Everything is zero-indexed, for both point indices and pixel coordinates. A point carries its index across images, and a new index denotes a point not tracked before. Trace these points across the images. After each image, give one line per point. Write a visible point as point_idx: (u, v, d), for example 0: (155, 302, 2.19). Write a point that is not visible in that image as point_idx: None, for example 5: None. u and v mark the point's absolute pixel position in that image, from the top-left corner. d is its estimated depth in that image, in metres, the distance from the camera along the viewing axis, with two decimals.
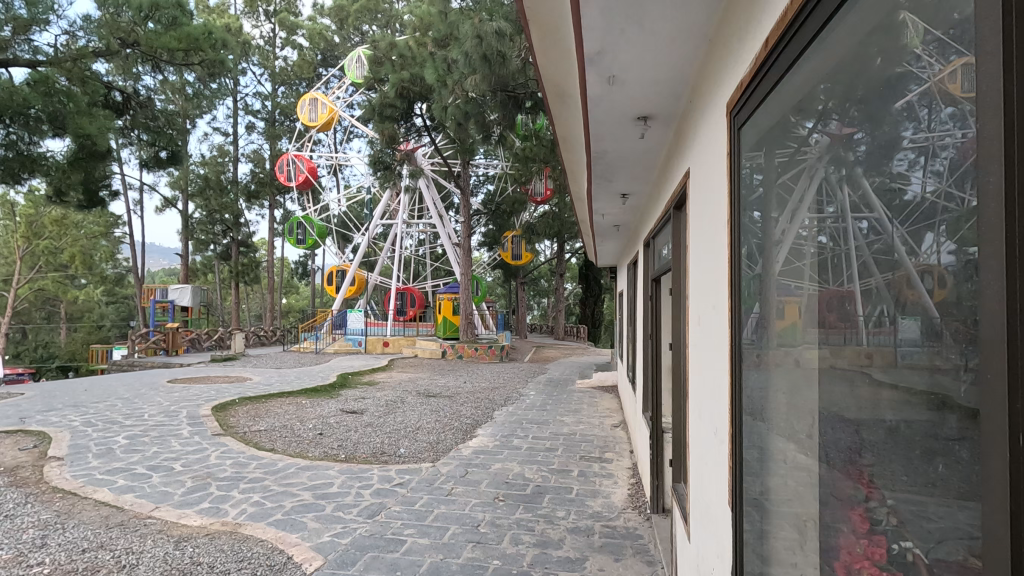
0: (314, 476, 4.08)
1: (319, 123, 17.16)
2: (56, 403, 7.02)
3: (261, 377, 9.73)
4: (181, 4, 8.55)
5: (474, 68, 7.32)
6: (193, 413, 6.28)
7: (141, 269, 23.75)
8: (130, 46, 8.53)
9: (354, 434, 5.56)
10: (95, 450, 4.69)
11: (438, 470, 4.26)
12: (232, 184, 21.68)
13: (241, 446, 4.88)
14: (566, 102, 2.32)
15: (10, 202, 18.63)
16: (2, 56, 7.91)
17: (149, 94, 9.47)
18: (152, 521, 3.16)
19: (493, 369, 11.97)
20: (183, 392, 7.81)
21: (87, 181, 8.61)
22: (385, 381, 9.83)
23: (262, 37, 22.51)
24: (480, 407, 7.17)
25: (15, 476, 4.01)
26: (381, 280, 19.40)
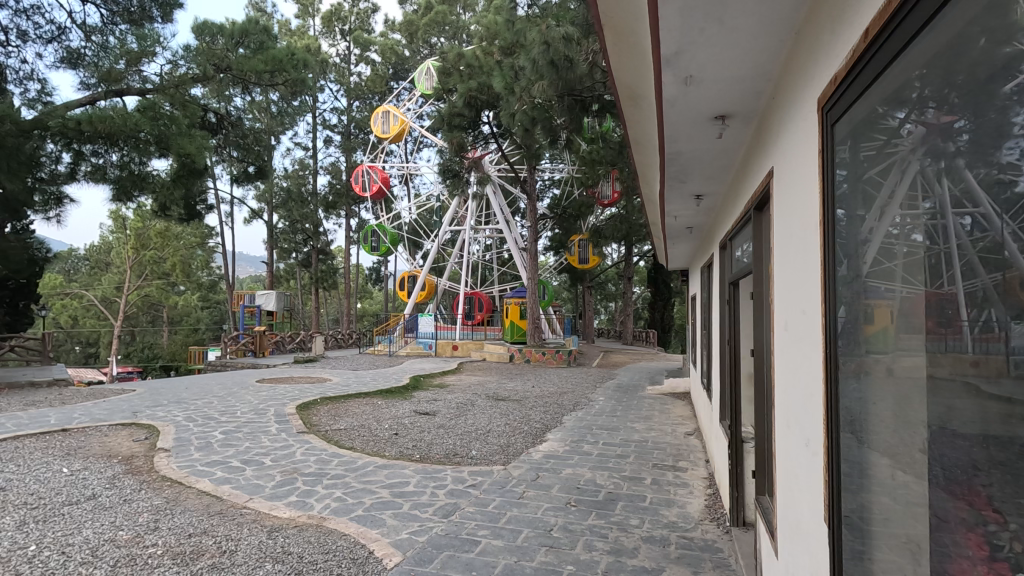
0: (391, 474, 4.23)
1: (391, 134, 17.93)
2: (162, 399, 7.69)
3: (339, 379, 10.20)
4: (268, 30, 9.42)
5: (542, 74, 7.31)
6: (280, 412, 6.67)
7: (231, 276, 25.65)
8: (223, 71, 9.18)
9: (428, 435, 5.73)
10: (197, 443, 5.11)
11: (510, 472, 4.31)
12: (312, 196, 22.97)
13: (324, 444, 5.15)
14: (639, 106, 2.29)
15: (122, 217, 20.63)
16: (117, 87, 8.80)
17: (239, 114, 10.23)
18: (246, 511, 3.40)
19: (561, 374, 11.91)
20: (270, 392, 8.33)
21: (187, 197, 9.43)
22: (455, 384, 10.01)
23: (338, 55, 23.63)
24: (550, 412, 7.15)
25: (131, 465, 4.44)
26: (450, 284, 19.89)
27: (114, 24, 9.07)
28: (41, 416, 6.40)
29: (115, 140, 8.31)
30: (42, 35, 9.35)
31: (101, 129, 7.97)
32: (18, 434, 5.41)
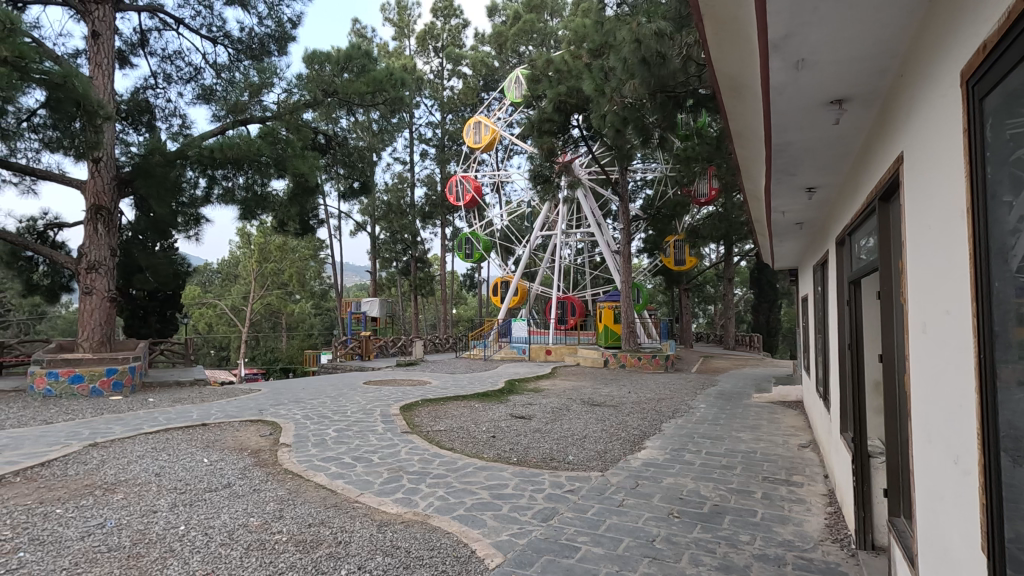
0: (490, 476, 4.32)
1: (483, 144, 18.40)
2: (283, 398, 8.41)
3: (439, 382, 10.59)
4: (369, 54, 10.01)
5: (633, 73, 7.15)
6: (385, 412, 7.06)
7: (340, 285, 27.56)
8: (330, 95, 9.92)
9: (524, 438, 5.77)
10: (313, 439, 5.53)
11: (608, 479, 4.23)
12: (410, 208, 24.12)
13: (426, 444, 5.36)
14: (743, 98, 2.17)
15: (248, 233, 22.91)
16: (243, 116, 9.79)
17: (345, 134, 11.02)
18: (358, 505, 3.62)
19: (658, 379, 11.52)
20: (376, 394, 8.83)
21: (301, 213, 10.33)
22: (550, 388, 10.02)
23: (432, 71, 24.67)
24: (648, 419, 6.93)
25: (259, 457, 4.91)
26: (542, 289, 19.99)
27: (240, 60, 10.38)
28: (185, 411, 7.24)
29: (242, 164, 9.25)
30: (182, 76, 10.67)
31: (230, 155, 8.88)
32: (168, 426, 6.16)
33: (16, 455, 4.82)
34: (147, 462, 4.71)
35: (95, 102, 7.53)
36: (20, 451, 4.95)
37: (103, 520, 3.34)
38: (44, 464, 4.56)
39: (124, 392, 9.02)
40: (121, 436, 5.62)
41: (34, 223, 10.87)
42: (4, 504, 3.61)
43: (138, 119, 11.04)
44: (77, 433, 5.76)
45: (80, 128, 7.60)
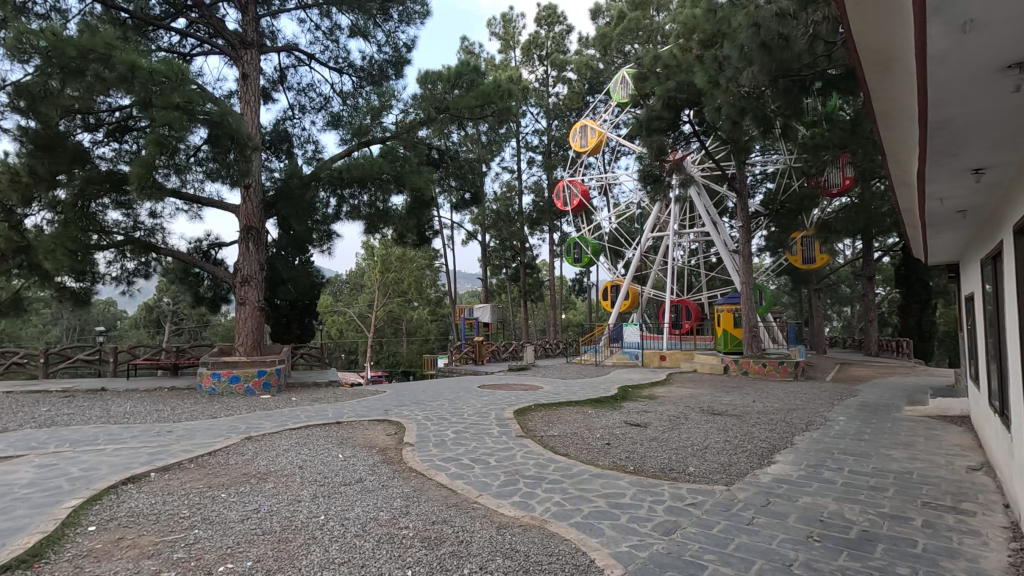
0: (607, 484, 4.23)
1: (589, 147, 18.33)
2: (405, 400, 8.92)
3: (550, 386, 10.64)
4: (478, 69, 10.35)
5: (751, 59, 6.67)
6: (499, 416, 7.20)
7: (454, 292, 28.80)
8: (443, 112, 10.42)
9: (640, 447, 5.59)
10: (435, 440, 5.80)
11: (735, 495, 3.95)
12: (519, 215, 24.53)
13: (541, 449, 5.40)
14: (891, 71, 1.92)
15: (371, 246, 24.76)
16: (366, 138, 10.59)
17: (456, 148, 11.50)
18: (477, 506, 3.72)
19: (787, 388, 10.60)
20: (491, 397, 9.06)
21: (418, 225, 10.95)
22: (665, 395, 9.64)
23: (537, 80, 25.02)
24: (778, 431, 6.38)
25: (387, 455, 5.25)
26: (654, 292, 19.38)
27: (362, 87, 11.25)
28: (322, 410, 7.95)
29: (366, 182, 10.04)
30: (314, 106, 11.81)
31: (357, 174, 9.68)
32: (308, 423, 6.79)
33: (190, 445, 5.58)
34: (292, 455, 5.22)
35: (245, 136, 8.58)
36: (192, 441, 5.73)
37: (258, 506, 3.74)
38: (211, 453, 5.24)
39: (272, 391, 10.11)
40: (271, 431, 6.31)
41: (200, 244, 12.61)
42: (182, 486, 4.20)
43: (279, 148, 12.38)
44: (236, 428, 6.55)
45: (234, 159, 8.69)
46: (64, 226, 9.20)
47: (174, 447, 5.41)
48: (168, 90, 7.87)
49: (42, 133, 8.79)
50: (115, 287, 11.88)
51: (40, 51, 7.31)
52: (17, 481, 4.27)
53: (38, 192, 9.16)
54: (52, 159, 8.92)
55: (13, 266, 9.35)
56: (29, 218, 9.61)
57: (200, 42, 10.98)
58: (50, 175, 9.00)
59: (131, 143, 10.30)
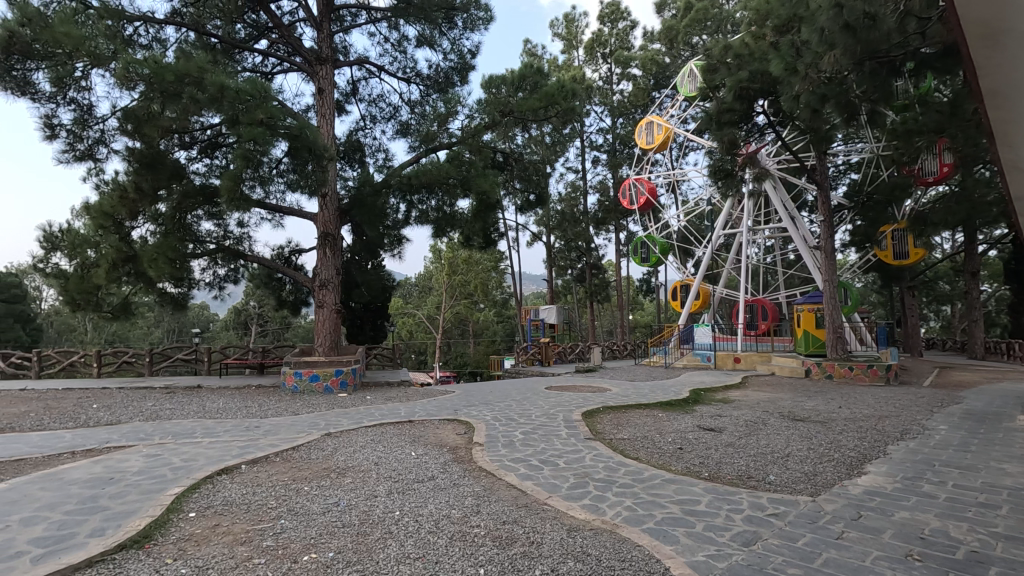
0: (680, 490, 4.10)
1: (656, 144, 17.91)
2: (474, 400, 9.05)
3: (619, 389, 10.46)
4: (541, 70, 10.36)
5: (833, 42, 6.27)
6: (567, 418, 7.15)
7: (519, 293, 28.97)
8: (507, 115, 10.51)
9: (716, 452, 5.38)
10: (504, 440, 5.85)
11: (821, 506, 3.71)
12: (584, 215, 24.31)
13: (610, 451, 5.31)
14: (1000, 45, 1.75)
15: (439, 249, 25.38)
16: (434, 144, 10.89)
17: (521, 150, 11.57)
18: (548, 508, 3.71)
19: (877, 394, 9.86)
20: (558, 398, 9.03)
21: (485, 228, 11.13)
22: (740, 399, 9.22)
23: (601, 78, 24.73)
24: (868, 440, 5.93)
25: (457, 454, 5.35)
26: (726, 292, 18.61)
27: (429, 94, 11.58)
28: (394, 408, 8.22)
29: (434, 187, 10.31)
30: (384, 115, 12.28)
31: (425, 180, 9.97)
32: (382, 421, 7.05)
33: (275, 439, 5.94)
34: (367, 451, 5.44)
35: (322, 147, 9.04)
36: (278, 436, 6.10)
37: (338, 500, 3.92)
38: (294, 448, 5.54)
39: (348, 390, 10.56)
40: (348, 428, 6.60)
41: (282, 250, 13.41)
42: (270, 478, 4.49)
43: (352, 157, 12.94)
44: (317, 424, 6.91)
45: (312, 169, 9.17)
46: (165, 237, 10.08)
47: (261, 442, 5.78)
48: (253, 107, 8.45)
49: (145, 152, 9.64)
50: (209, 292, 12.86)
51: (143, 78, 8.00)
52: (129, 469, 4.71)
53: (143, 207, 10.07)
54: (153, 175, 9.77)
55: (123, 274, 10.32)
56: (135, 231, 10.56)
57: (281, 60, 11.69)
58: (153, 191, 9.87)
59: (221, 158, 11.09)
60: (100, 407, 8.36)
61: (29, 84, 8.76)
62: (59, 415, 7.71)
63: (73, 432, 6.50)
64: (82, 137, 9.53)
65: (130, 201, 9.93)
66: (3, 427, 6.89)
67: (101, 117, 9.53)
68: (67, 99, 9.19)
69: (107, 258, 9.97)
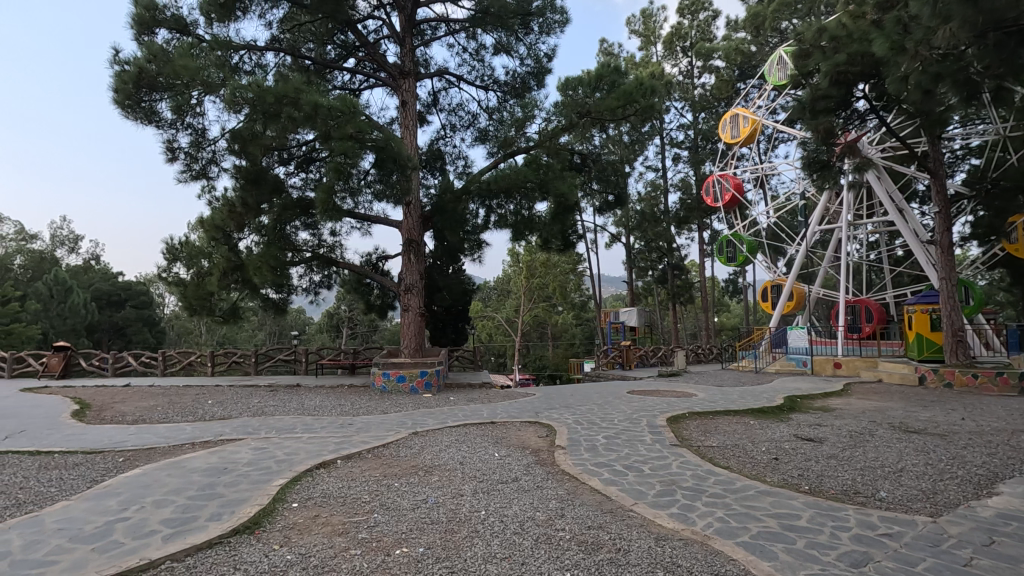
0: (777, 503, 3.86)
1: (742, 137, 17.10)
2: (554, 403, 9.04)
3: (706, 394, 10.03)
4: (619, 69, 10.22)
5: (949, 14, 5.65)
6: (651, 423, 6.96)
7: (598, 296, 28.63)
8: (584, 116, 10.42)
9: (816, 464, 5.02)
10: (586, 444, 5.80)
11: (944, 529, 3.35)
12: (665, 214, 23.59)
13: (698, 459, 5.10)
14: None
15: (517, 253, 25.68)
16: (512, 149, 11.02)
17: (599, 151, 11.43)
18: (634, 515, 3.62)
19: (1008, 404, 8.76)
20: (641, 403, 8.82)
21: (563, 230, 11.09)
22: (841, 408, 8.53)
23: (681, 73, 23.97)
24: (1000, 456, 5.27)
25: (540, 456, 5.37)
26: (824, 292, 17.33)
27: (506, 100, 11.75)
28: (477, 409, 8.38)
29: (512, 192, 10.45)
30: (463, 123, 12.62)
31: (503, 184, 10.13)
32: (466, 422, 7.21)
33: (367, 436, 6.25)
34: (453, 451, 5.58)
35: (406, 158, 9.43)
36: (370, 434, 6.41)
37: (427, 497, 4.06)
38: (385, 445, 5.81)
39: (433, 391, 10.88)
40: (434, 428, 6.81)
41: (370, 257, 14.12)
42: (363, 474, 4.72)
43: (433, 165, 13.38)
44: (405, 423, 7.18)
45: (397, 179, 9.58)
46: (268, 247, 10.94)
47: (355, 438, 6.10)
48: (343, 122, 8.97)
49: (250, 169, 10.52)
50: (306, 297, 13.78)
51: (248, 101, 8.70)
52: (239, 460, 5.14)
53: (248, 220, 10.99)
54: (257, 190, 10.67)
55: (232, 282, 11.31)
56: (242, 241, 11.53)
57: (367, 77, 12.33)
58: (256, 205, 10.77)
59: (315, 171, 11.85)
60: (214, 403, 9.18)
61: (154, 113, 9.82)
62: (181, 409, 8.56)
63: (193, 425, 7.19)
64: (197, 158, 10.56)
65: (238, 215, 10.88)
66: (136, 419, 7.76)
67: (213, 139, 10.51)
68: (185, 124, 10.21)
69: (218, 267, 10.96)
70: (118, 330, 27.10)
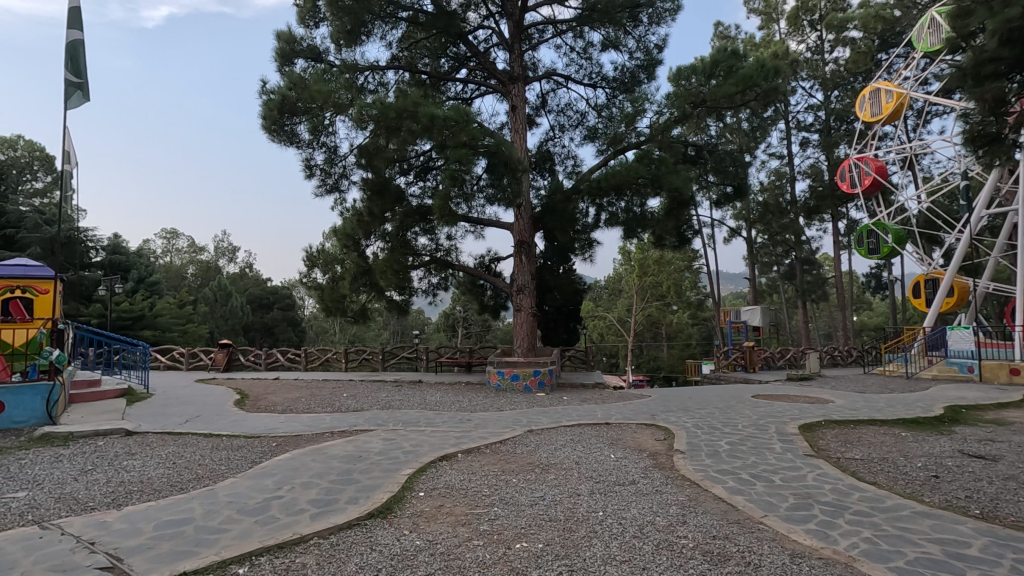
0: (938, 527, 3.39)
1: (885, 114, 15.30)
2: (671, 406, 8.71)
3: (845, 401, 9.08)
4: (737, 53, 9.65)
5: None
6: (781, 430, 6.45)
7: (717, 294, 27.12)
8: (699, 106, 9.94)
9: (988, 486, 4.34)
10: (708, 449, 5.52)
11: None
12: (792, 204, 21.73)
13: (838, 473, 4.63)
14: None
15: (629, 251, 25.10)
16: (622, 145, 10.83)
17: (716, 141, 10.87)
18: (764, 527, 3.39)
19: None
20: (768, 408, 8.20)
21: (678, 226, 10.70)
22: (1022, 422, 7.28)
23: (810, 49, 21.99)
24: None
25: (657, 460, 5.21)
26: (995, 286, 14.91)
27: (615, 96, 11.58)
28: (591, 410, 8.32)
29: (623, 189, 10.23)
30: (572, 123, 12.62)
31: (614, 182, 9.96)
32: (580, 422, 7.19)
33: (485, 432, 6.47)
34: (568, 450, 5.61)
35: (517, 160, 9.68)
36: (488, 430, 6.64)
37: (544, 494, 4.12)
38: (501, 441, 5.98)
39: (546, 390, 10.98)
40: (548, 426, 6.87)
41: (483, 259, 14.57)
42: (481, 468, 4.91)
43: (543, 167, 13.52)
44: (520, 420, 7.33)
45: (508, 182, 9.81)
46: (391, 252, 11.73)
47: (473, 434, 6.35)
48: (457, 131, 9.38)
49: (375, 181, 11.37)
50: (425, 298, 14.58)
51: (373, 117, 9.42)
52: (371, 449, 5.57)
53: (374, 227, 11.87)
54: (382, 200, 11.47)
55: (361, 285, 12.32)
56: (368, 248, 12.48)
57: (479, 85, 12.79)
58: (381, 214, 11.61)
59: (432, 179, 12.52)
60: (347, 396, 10.04)
61: (294, 135, 10.95)
62: (320, 401, 9.47)
63: (331, 416, 7.92)
64: (330, 173, 11.61)
65: (366, 223, 11.91)
66: (286, 409, 8.73)
67: (343, 155, 11.50)
68: (320, 143, 11.27)
69: (349, 272, 12.01)
70: (268, 330, 30.61)
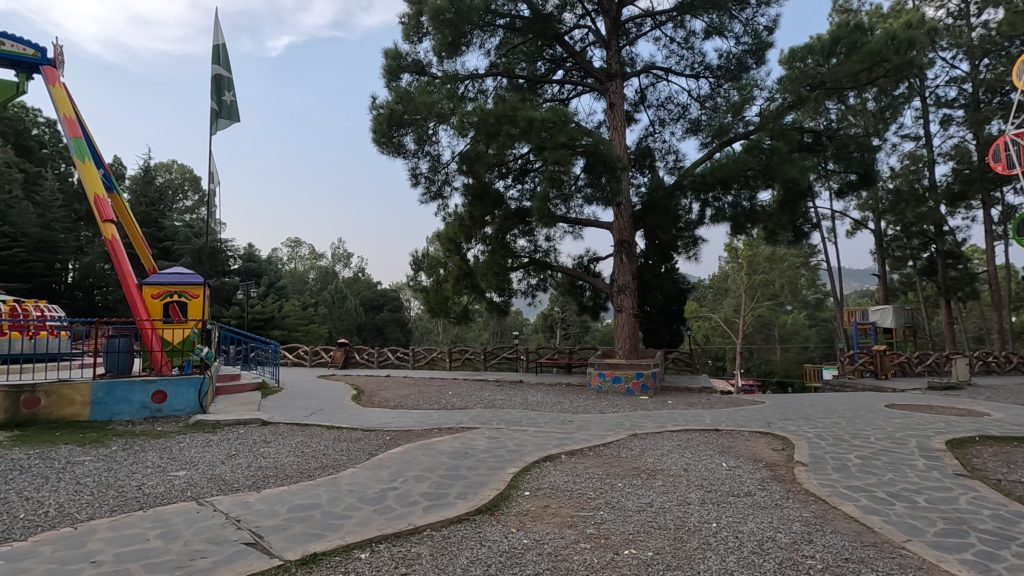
0: None
1: None
2: (789, 414, 8.08)
3: (1004, 414, 7.88)
4: (862, 27, 8.79)
5: None
6: (923, 445, 5.73)
7: (839, 292, 24.79)
8: (817, 88, 9.14)
9: None
10: (834, 463, 5.04)
11: None
12: (930, 191, 19.32)
13: (1000, 497, 4.02)
14: None
15: (737, 248, 23.72)
16: (729, 136, 10.26)
17: (837, 124, 9.94)
18: (908, 554, 3.03)
19: None
20: (906, 420, 7.32)
21: (792, 219, 9.91)
22: None
23: (951, 14, 19.46)
24: None
25: (776, 471, 4.85)
26: None
27: (720, 85, 11.00)
28: (699, 415, 7.94)
29: (731, 183, 9.65)
30: (673, 116, 12.17)
31: (719, 175, 9.42)
32: (688, 427, 6.89)
33: (588, 434, 6.41)
34: (675, 456, 5.40)
35: (616, 158, 9.52)
36: (591, 432, 6.57)
37: (652, 500, 4.01)
38: (605, 444, 5.89)
39: (649, 393, 10.66)
40: (654, 431, 6.66)
41: (582, 259, 14.43)
42: (585, 470, 4.87)
43: (643, 163, 13.18)
44: (624, 424, 7.18)
45: (607, 180, 9.69)
46: (491, 255, 11.98)
47: (576, 436, 6.31)
48: (555, 133, 9.42)
49: (476, 186, 11.69)
50: (525, 299, 14.75)
51: (474, 124, 9.73)
52: (477, 447, 5.73)
53: (475, 231, 12.23)
54: (482, 205, 11.74)
55: (463, 287, 12.75)
56: (470, 252, 12.86)
57: (575, 85, 12.75)
58: (482, 217, 11.91)
59: (530, 182, 12.65)
60: (452, 395, 10.41)
61: (402, 147, 11.58)
62: (428, 399, 9.91)
63: (438, 413, 8.26)
64: (434, 180, 12.15)
65: (467, 227, 12.29)
66: (397, 405, 9.24)
67: (446, 163, 11.98)
68: (424, 153, 11.84)
69: (453, 274, 12.50)
70: (379, 330, 32.62)
